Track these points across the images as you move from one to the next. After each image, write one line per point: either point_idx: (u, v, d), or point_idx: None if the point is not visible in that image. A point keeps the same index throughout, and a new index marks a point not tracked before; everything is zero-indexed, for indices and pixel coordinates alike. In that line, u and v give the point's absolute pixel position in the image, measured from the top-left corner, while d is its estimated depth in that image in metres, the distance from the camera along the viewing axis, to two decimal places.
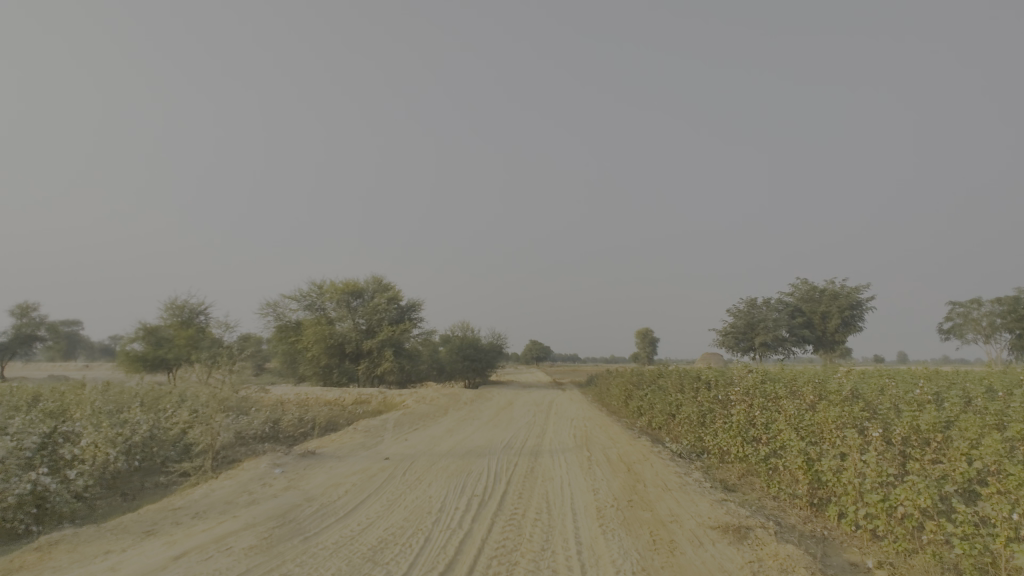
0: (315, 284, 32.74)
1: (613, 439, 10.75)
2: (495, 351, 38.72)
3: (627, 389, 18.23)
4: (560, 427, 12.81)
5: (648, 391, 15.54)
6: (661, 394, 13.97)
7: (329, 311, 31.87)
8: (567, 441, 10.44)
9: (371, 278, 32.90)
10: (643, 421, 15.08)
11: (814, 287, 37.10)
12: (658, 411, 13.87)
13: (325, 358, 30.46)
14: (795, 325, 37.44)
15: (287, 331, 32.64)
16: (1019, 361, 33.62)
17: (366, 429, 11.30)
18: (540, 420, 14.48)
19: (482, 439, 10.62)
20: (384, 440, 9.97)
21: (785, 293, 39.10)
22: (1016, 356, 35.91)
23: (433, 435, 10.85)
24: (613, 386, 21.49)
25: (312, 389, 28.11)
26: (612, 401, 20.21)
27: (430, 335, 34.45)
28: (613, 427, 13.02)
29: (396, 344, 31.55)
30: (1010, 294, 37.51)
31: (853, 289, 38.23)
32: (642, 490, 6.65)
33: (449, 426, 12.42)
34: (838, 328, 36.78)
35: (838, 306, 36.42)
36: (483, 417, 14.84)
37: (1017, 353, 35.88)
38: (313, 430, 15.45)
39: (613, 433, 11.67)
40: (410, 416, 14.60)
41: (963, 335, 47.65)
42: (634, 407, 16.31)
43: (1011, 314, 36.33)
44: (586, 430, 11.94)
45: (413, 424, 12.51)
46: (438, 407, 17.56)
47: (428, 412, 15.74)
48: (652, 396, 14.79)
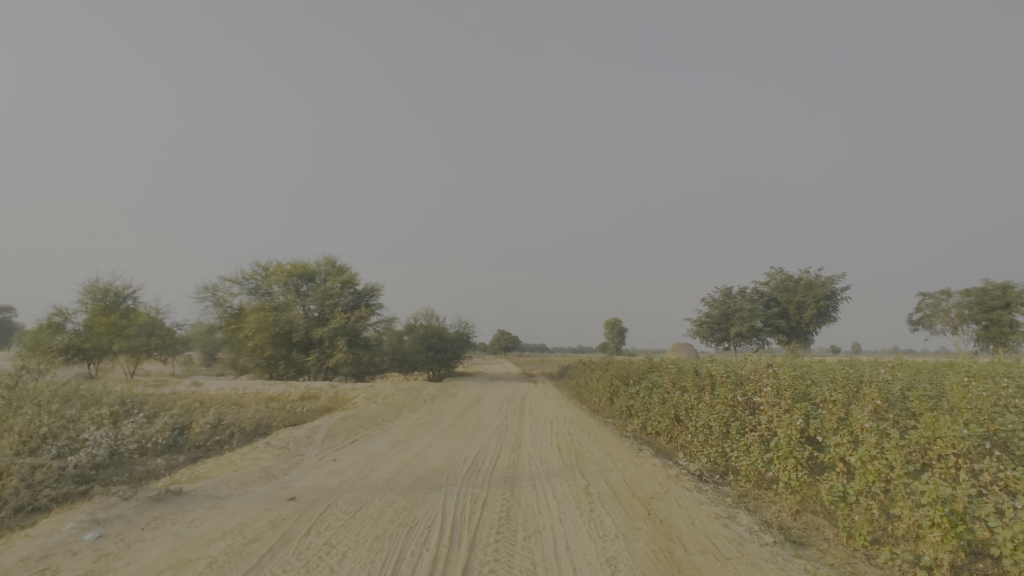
0: (260, 265, 29.34)
1: (609, 453, 8.36)
2: (463, 340, 36.01)
3: (611, 384, 15.81)
4: (538, 434, 10.43)
5: (639, 388, 13.15)
6: (657, 391, 11.74)
7: (275, 296, 28.53)
8: (550, 458, 7.99)
9: (323, 259, 29.63)
10: (635, 424, 12.69)
11: (789, 275, 35.74)
12: (654, 411, 11.64)
13: (270, 349, 27.23)
14: (770, 315, 35.72)
15: (228, 317, 29.19)
16: (987, 353, 32.84)
17: (288, 440, 8.58)
18: (513, 423, 12.03)
19: (441, 456, 8.05)
20: (304, 463, 7.26)
21: (760, 283, 37.72)
22: (981, 349, 35.15)
23: (376, 451, 8.23)
24: (593, 379, 19.07)
25: (253, 383, 24.93)
26: (593, 399, 17.82)
27: (391, 323, 31.43)
28: (604, 434, 10.63)
29: (351, 333, 28.46)
30: (978, 286, 36.64)
31: (828, 277, 37.19)
32: (688, 565, 4.16)
33: (398, 436, 9.67)
34: (812, 319, 35.40)
35: (813, 296, 35.06)
36: (446, 421, 12.25)
37: (983, 346, 35.10)
38: (233, 438, 12.57)
39: (606, 444, 9.24)
40: (353, 419, 11.90)
41: (931, 326, 47.51)
42: (623, 407, 13.90)
43: (979, 305, 35.44)
44: (572, 440, 9.57)
45: (354, 432, 9.87)
46: (393, 406, 14.85)
47: (380, 413, 13.06)
48: (645, 392, 12.53)
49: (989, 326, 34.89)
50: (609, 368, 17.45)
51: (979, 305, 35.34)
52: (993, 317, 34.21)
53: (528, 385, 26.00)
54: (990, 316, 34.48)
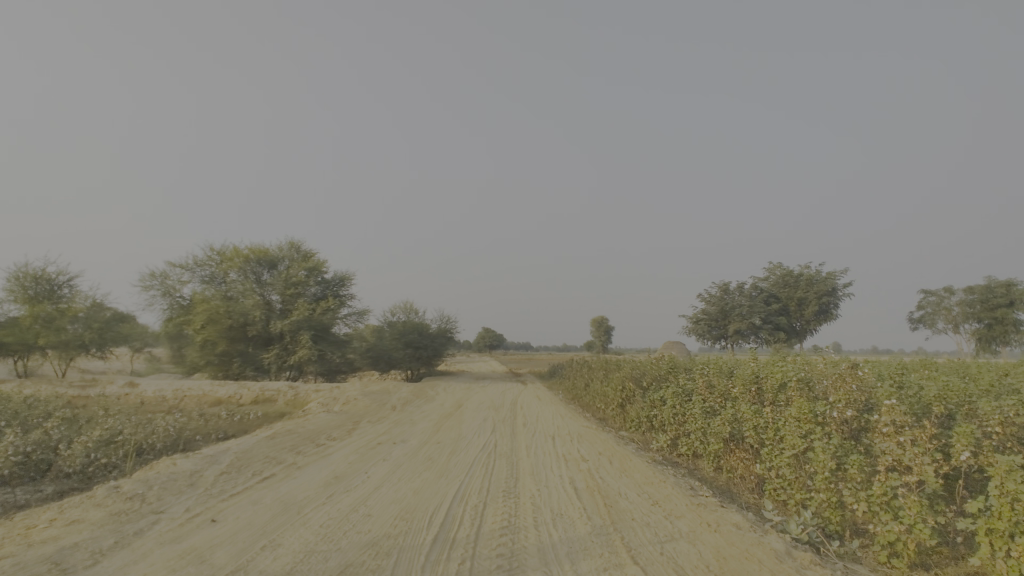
0: (215, 250, 25.89)
1: (656, 499, 5.47)
2: (445, 337, 32.86)
3: (623, 390, 12.86)
4: (540, 461, 7.55)
5: (665, 393, 10.21)
6: (694, 401, 8.92)
7: (230, 285, 25.12)
8: (568, 514, 5.05)
9: (285, 243, 26.28)
10: (662, 442, 9.74)
11: (791, 269, 33.20)
12: (691, 426, 8.78)
13: (223, 344, 23.97)
14: (770, 312, 33.18)
15: (177, 310, 25.79)
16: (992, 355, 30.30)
17: (160, 476, 5.50)
18: (503, 441, 9.17)
19: (396, 509, 5.04)
20: (149, 534, 4.19)
21: (759, 278, 35.05)
22: (984, 350, 32.59)
23: (293, 501, 5.21)
24: (594, 382, 16.19)
25: (200, 383, 21.73)
26: (597, 405, 14.97)
27: (364, 317, 28.22)
28: (629, 459, 7.76)
29: (316, 327, 25.20)
30: (982, 281, 33.81)
31: (831, 272, 34.53)
32: None
33: (339, 468, 6.63)
34: (814, 316, 32.87)
35: (815, 292, 32.49)
36: (415, 437, 9.27)
37: (985, 346, 32.53)
38: (128, 460, 9.46)
39: (640, 480, 6.34)
40: (289, 431, 8.82)
41: (933, 325, 45.25)
42: (643, 417, 10.95)
43: (982, 303, 32.66)
44: (591, 474, 6.68)
45: (277, 458, 6.85)
46: (350, 414, 11.77)
47: (330, 423, 10.05)
48: (674, 399, 9.65)
49: (993, 325, 32.18)
50: (617, 368, 14.52)
51: (982, 303, 32.59)
52: (998, 315, 31.45)
53: (517, 386, 23.09)
54: (995, 314, 31.72)
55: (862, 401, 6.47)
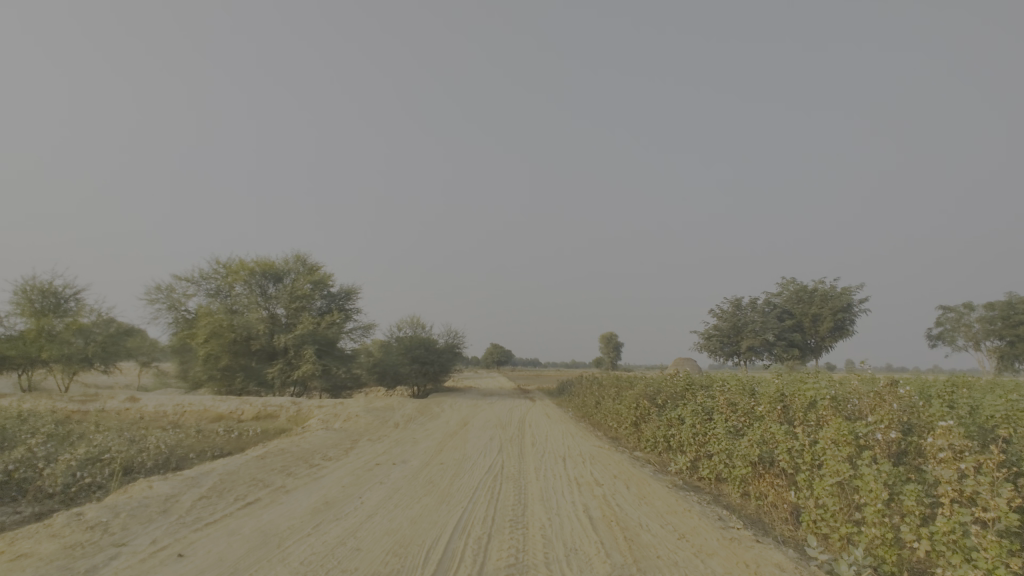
0: (221, 263, 25.64)
1: (682, 532, 4.86)
2: (451, 352, 32.26)
3: (636, 408, 12.21)
4: (550, 485, 6.96)
5: (683, 411, 9.58)
6: (716, 420, 8.32)
7: (235, 298, 24.79)
8: (584, 550, 4.45)
9: (291, 256, 26.00)
10: (680, 464, 9.09)
11: (804, 284, 32.40)
12: (713, 447, 8.16)
13: (226, 359, 23.56)
14: (783, 329, 32.33)
15: (181, 323, 25.46)
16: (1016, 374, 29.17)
17: (130, 502, 4.99)
18: (510, 462, 8.58)
19: (390, 543, 4.47)
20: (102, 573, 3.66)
21: (772, 294, 34.28)
22: (1007, 368, 31.41)
23: (275, 531, 4.67)
24: (605, 400, 15.54)
25: (201, 398, 21.27)
26: (609, 424, 14.29)
27: (369, 331, 27.75)
28: (647, 483, 7.14)
29: (320, 342, 24.73)
30: (1002, 297, 32.76)
31: (846, 288, 33.67)
32: None
33: (330, 492, 6.08)
34: (829, 332, 31.95)
35: (829, 308, 31.61)
36: (416, 458, 8.70)
37: (1008, 365, 31.36)
38: (114, 479, 8.96)
39: (661, 508, 5.72)
40: (282, 450, 8.29)
41: (952, 342, 44.00)
42: (659, 437, 10.30)
43: (1003, 320, 31.58)
44: (607, 501, 6.07)
45: (265, 481, 6.31)
46: (349, 432, 11.21)
47: (328, 441, 9.52)
48: (694, 418, 9.04)
49: (1015, 342, 31.05)
50: (630, 385, 13.87)
51: (1003, 320, 31.50)
52: (1020, 333, 30.36)
53: (525, 404, 22.41)
54: (1017, 331, 30.63)
55: (907, 421, 5.86)
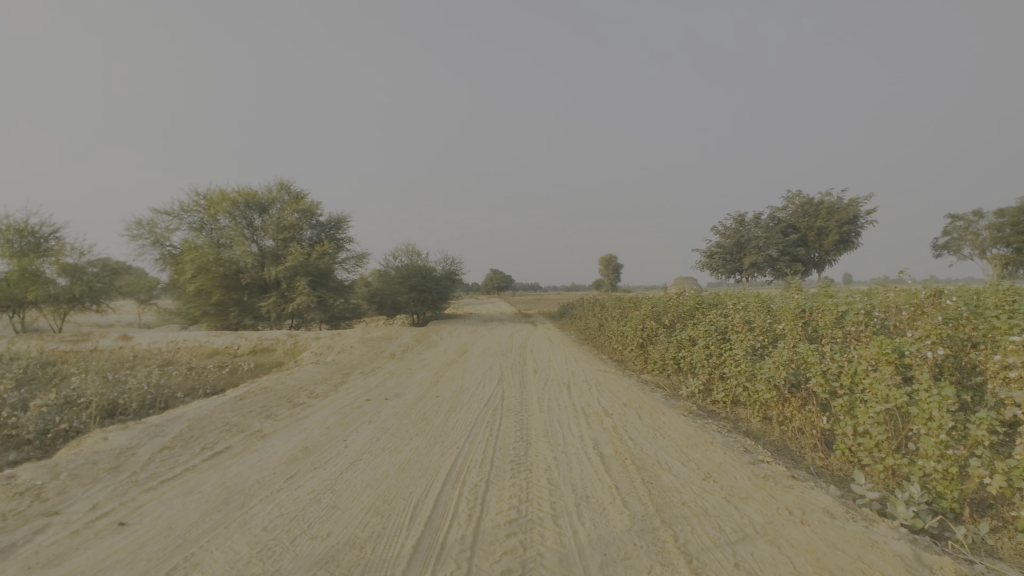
0: (201, 195, 24.29)
1: (708, 472, 4.23)
2: (450, 279, 31.60)
3: (643, 329, 11.59)
4: (555, 417, 6.36)
5: (696, 333, 8.90)
6: (734, 340, 7.66)
7: (219, 231, 23.69)
8: (598, 498, 3.81)
9: (274, 184, 24.61)
10: (692, 388, 8.54)
11: (810, 197, 30.87)
12: (729, 369, 7.55)
13: (217, 294, 22.90)
14: (787, 244, 31.32)
15: (168, 260, 24.54)
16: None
17: (74, 460, 4.34)
18: (511, 393, 8.00)
19: (371, 499, 3.83)
20: (17, 555, 3.01)
21: (777, 208, 32.96)
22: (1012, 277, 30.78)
23: (239, 488, 4.03)
24: (610, 322, 14.96)
25: (196, 334, 20.87)
26: (614, 346, 13.79)
27: (363, 260, 26.94)
28: (659, 411, 6.56)
29: (313, 273, 23.95)
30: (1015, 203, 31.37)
31: (854, 199, 32.24)
32: None
33: (310, 437, 5.46)
34: (834, 246, 30.91)
35: (836, 221, 30.20)
36: (411, 391, 8.12)
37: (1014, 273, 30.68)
38: (93, 423, 8.44)
39: (680, 441, 5.11)
40: (265, 388, 7.67)
41: (958, 251, 43.04)
42: (669, 359, 9.72)
43: (1014, 227, 30.42)
44: (619, 435, 5.46)
45: (239, 426, 5.68)
46: (341, 364, 10.65)
47: (316, 376, 8.93)
48: (706, 339, 8.40)
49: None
50: (635, 305, 13.20)
51: (1013, 227, 30.44)
52: None
53: (526, 328, 22.00)
54: None
55: (962, 337, 5.11)
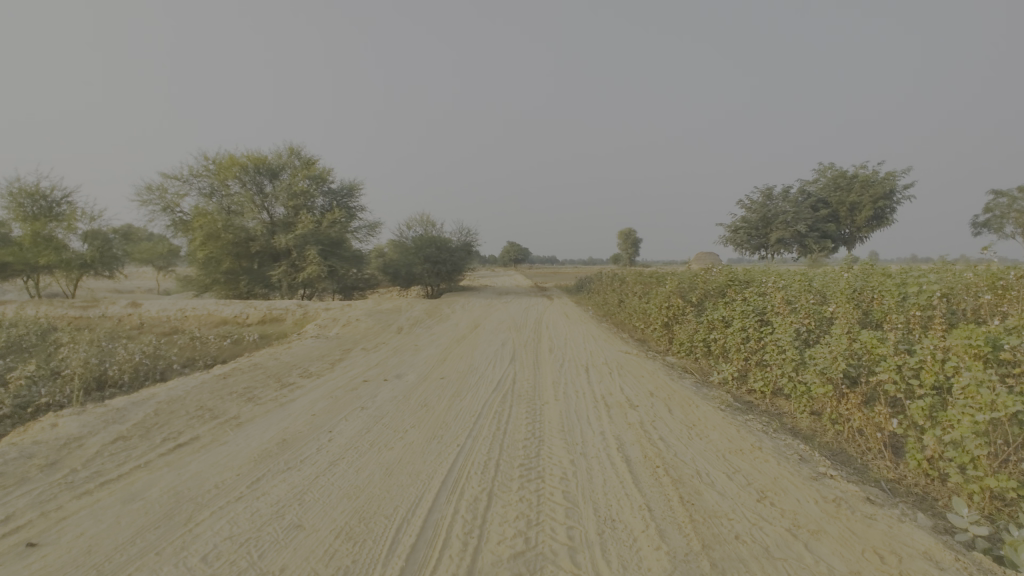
0: (210, 159, 23.61)
1: (763, 490, 3.43)
2: (465, 251, 30.80)
3: (667, 308, 10.68)
4: (572, 407, 5.59)
5: (731, 314, 7.99)
6: (777, 323, 6.77)
7: (228, 196, 23.01)
8: (627, 525, 3.04)
9: (285, 149, 23.81)
10: (724, 375, 7.70)
11: (843, 169, 29.07)
12: (770, 355, 6.68)
13: (227, 262, 22.49)
14: (817, 219, 29.69)
15: (178, 226, 24.10)
16: None
17: (7, 454, 3.70)
18: (523, 376, 7.25)
19: (344, 516, 3.11)
20: None
21: (807, 181, 31.19)
22: None
23: (191, 495, 3.35)
24: (630, 298, 14.07)
25: (206, 302, 20.53)
26: (635, 324, 12.94)
27: (375, 230, 26.29)
28: (692, 403, 5.75)
29: (323, 242, 23.35)
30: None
31: (892, 172, 30.30)
32: None
33: (290, 427, 4.77)
34: (867, 222, 29.22)
35: (870, 195, 28.48)
36: (413, 371, 7.42)
37: None
38: (77, 397, 7.90)
39: (722, 445, 4.30)
40: (254, 365, 7.02)
41: (999, 230, 40.73)
42: (699, 342, 8.85)
43: None
44: (647, 433, 4.67)
45: (214, 412, 5.01)
46: (343, 339, 10.01)
47: (314, 352, 8.28)
48: (743, 321, 7.52)
49: None
50: (659, 281, 12.26)
51: None
52: None
53: (541, 303, 21.25)
54: None
55: None
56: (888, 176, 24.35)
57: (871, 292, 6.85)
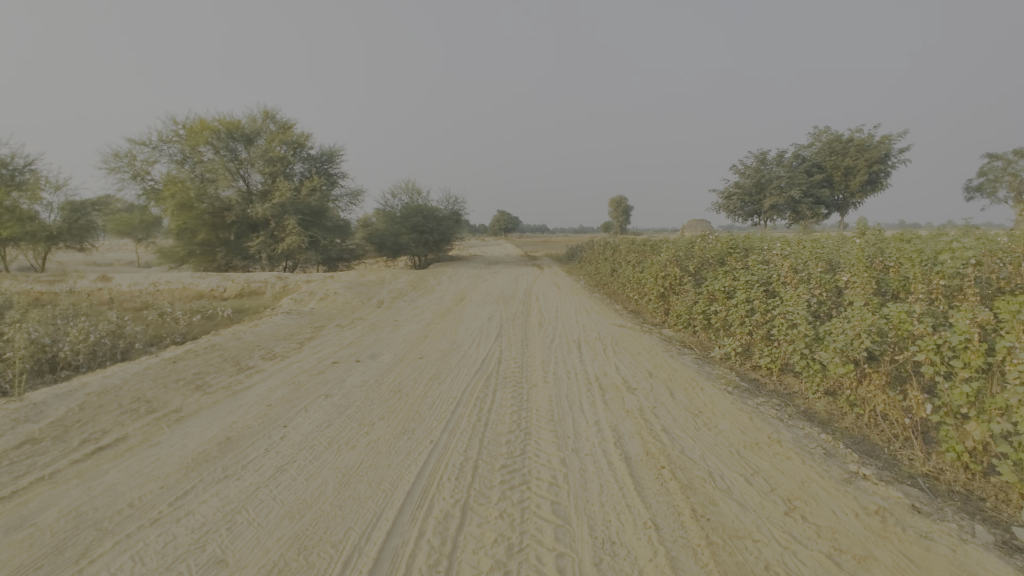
0: (180, 124, 22.33)
1: (792, 499, 2.86)
2: (452, 220, 29.91)
3: (663, 278, 10.08)
4: (564, 391, 5.00)
5: (735, 285, 7.42)
6: (786, 294, 6.18)
7: (200, 163, 21.81)
8: (631, 550, 2.47)
9: (259, 113, 22.55)
10: (725, 350, 7.17)
11: (839, 133, 28.26)
12: (779, 330, 6.12)
13: (203, 233, 21.54)
14: (812, 184, 29.01)
15: (150, 195, 22.98)
16: None
17: None
18: (509, 354, 6.65)
19: (280, 545, 2.50)
20: None
21: (802, 145, 30.37)
22: None
23: (96, 519, 2.72)
24: (624, 268, 13.46)
25: (180, 275, 19.68)
26: (629, 295, 12.37)
27: (358, 198, 25.31)
28: (695, 384, 5.19)
29: (303, 212, 22.40)
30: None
31: (889, 135, 29.51)
32: None
33: (239, 421, 4.13)
34: (862, 186, 28.60)
35: (866, 159, 27.78)
36: (390, 351, 6.80)
37: None
38: (21, 383, 7.24)
39: (736, 438, 3.74)
40: (212, 347, 6.35)
41: (992, 194, 40.33)
42: (698, 314, 8.28)
43: None
44: (648, 425, 4.09)
45: (152, 404, 4.36)
46: (317, 314, 9.34)
47: (282, 330, 7.60)
48: (748, 291, 6.94)
49: None
50: (654, 250, 11.60)
51: None
52: None
53: (531, 272, 20.61)
54: None
55: None
56: (887, 138, 23.56)
57: (888, 260, 6.26)
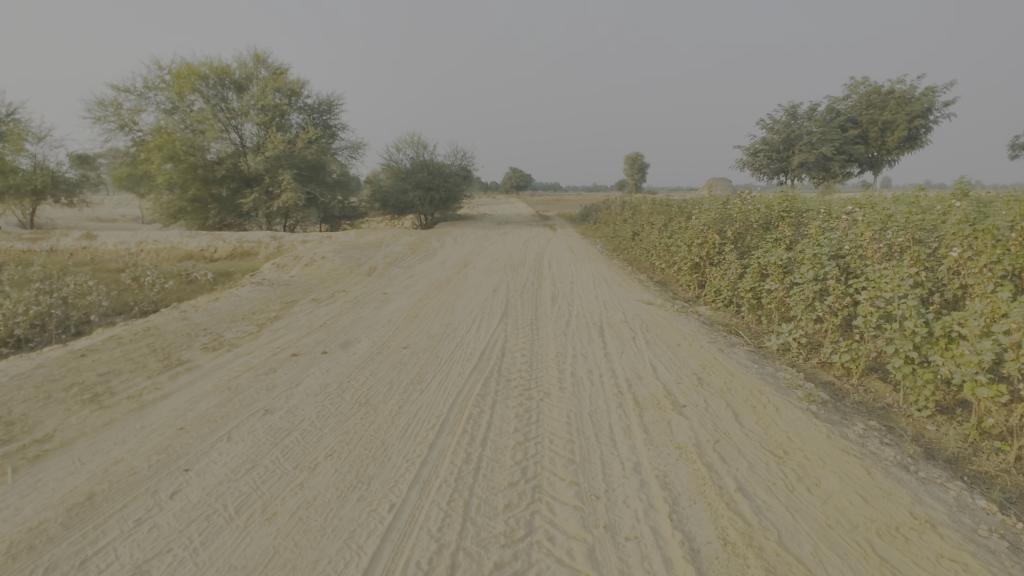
0: (165, 69, 20.60)
1: None
2: (459, 176, 28.14)
3: (695, 246, 8.58)
4: (587, 409, 3.68)
5: (796, 258, 5.95)
6: (874, 274, 4.73)
7: (189, 112, 20.22)
8: None
9: (250, 56, 20.72)
10: (784, 340, 5.77)
11: (880, 84, 25.63)
12: (864, 321, 4.70)
13: (193, 188, 20.17)
14: (845, 141, 26.55)
15: (137, 145, 21.53)
16: None
17: None
18: (516, 344, 5.32)
19: None
20: None
21: (835, 98, 27.73)
22: None
23: None
24: (647, 232, 11.92)
25: (169, 233, 18.46)
26: (654, 263, 10.88)
27: (358, 152, 23.68)
28: (764, 400, 3.84)
29: (299, 165, 20.89)
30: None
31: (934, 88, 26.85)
32: None
33: (121, 465, 2.84)
34: (900, 144, 26.21)
35: (908, 113, 25.27)
36: (368, 337, 5.50)
37: None
38: None
39: (861, 517, 2.41)
40: (145, 332, 5.10)
41: None
42: (745, 292, 6.82)
43: None
44: (715, 480, 2.77)
45: (11, 430, 3.11)
46: (295, 284, 8.06)
47: (244, 307, 6.33)
48: (816, 268, 5.49)
49: None
50: (684, 213, 10.06)
51: None
52: None
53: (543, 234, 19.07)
54: None
55: None
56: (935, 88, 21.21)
57: None
